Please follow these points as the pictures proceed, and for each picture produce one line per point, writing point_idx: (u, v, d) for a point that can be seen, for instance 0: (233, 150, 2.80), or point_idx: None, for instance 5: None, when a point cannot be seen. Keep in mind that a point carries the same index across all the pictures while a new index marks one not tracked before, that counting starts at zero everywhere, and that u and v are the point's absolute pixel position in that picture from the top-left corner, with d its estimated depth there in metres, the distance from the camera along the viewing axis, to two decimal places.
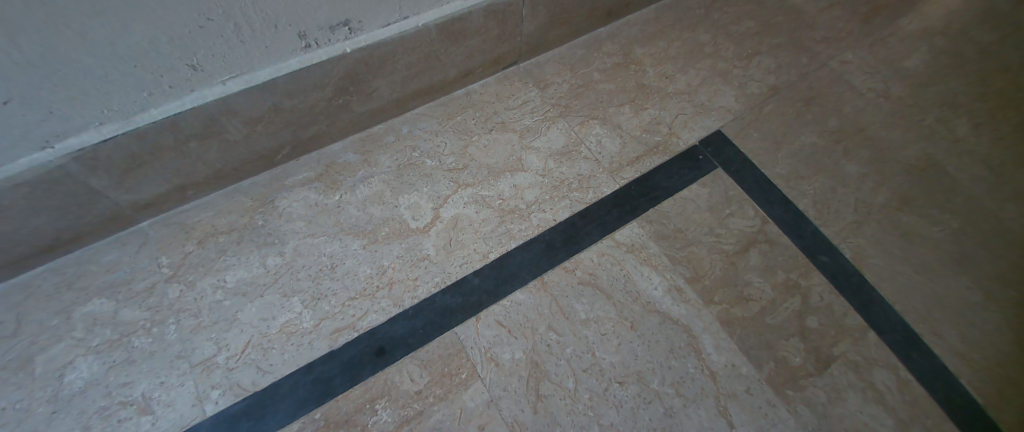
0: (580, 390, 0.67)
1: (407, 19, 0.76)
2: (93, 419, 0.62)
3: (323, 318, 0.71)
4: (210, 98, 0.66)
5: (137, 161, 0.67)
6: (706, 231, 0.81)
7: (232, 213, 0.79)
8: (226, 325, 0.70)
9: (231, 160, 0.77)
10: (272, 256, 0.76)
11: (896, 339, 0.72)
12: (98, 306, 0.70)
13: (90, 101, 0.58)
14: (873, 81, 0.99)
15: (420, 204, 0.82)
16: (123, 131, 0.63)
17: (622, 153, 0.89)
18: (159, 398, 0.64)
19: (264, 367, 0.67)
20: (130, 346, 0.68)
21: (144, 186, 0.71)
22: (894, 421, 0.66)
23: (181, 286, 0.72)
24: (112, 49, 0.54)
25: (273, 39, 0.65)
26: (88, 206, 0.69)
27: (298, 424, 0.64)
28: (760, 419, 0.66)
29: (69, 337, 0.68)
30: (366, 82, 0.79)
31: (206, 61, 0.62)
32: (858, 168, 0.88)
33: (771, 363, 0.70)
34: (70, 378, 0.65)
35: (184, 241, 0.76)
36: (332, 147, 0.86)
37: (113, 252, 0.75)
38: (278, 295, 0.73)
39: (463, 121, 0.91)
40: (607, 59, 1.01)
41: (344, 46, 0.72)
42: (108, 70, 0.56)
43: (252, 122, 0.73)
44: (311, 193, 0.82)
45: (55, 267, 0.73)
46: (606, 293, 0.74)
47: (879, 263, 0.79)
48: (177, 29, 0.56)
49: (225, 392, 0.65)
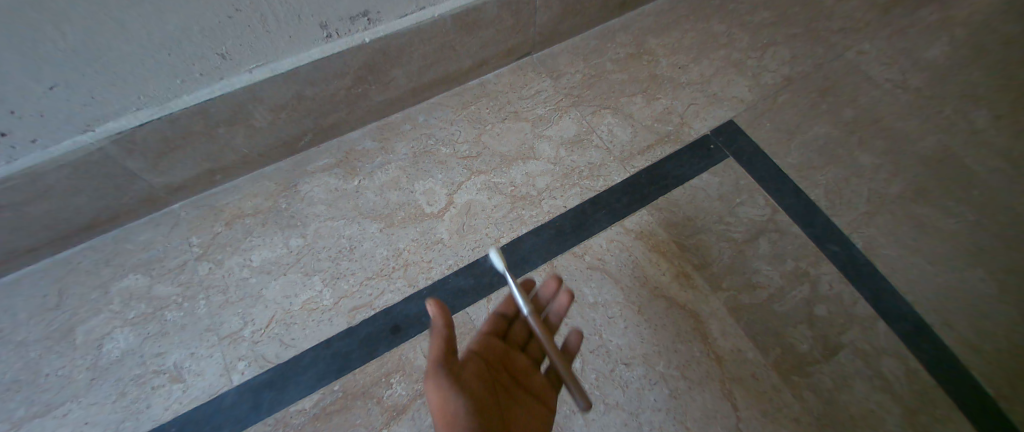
0: (587, 370, 0.69)
1: (423, 10, 0.78)
2: (129, 386, 0.67)
3: (342, 297, 0.75)
4: (238, 86, 0.69)
5: (170, 145, 0.71)
6: (716, 220, 0.82)
7: (257, 196, 0.83)
8: (251, 301, 0.74)
9: (257, 146, 0.80)
10: (295, 237, 0.79)
11: (905, 329, 0.72)
12: (133, 282, 0.75)
13: (128, 87, 0.62)
14: (891, 71, 0.97)
15: (435, 189, 0.84)
16: (158, 116, 0.67)
17: (633, 141, 0.90)
18: (189, 368, 0.69)
19: (286, 341, 0.71)
20: (164, 319, 0.72)
21: (176, 169, 0.75)
22: (901, 409, 0.67)
23: (210, 264, 0.77)
24: (149, 38, 0.58)
25: (296, 30, 0.68)
26: (125, 187, 0.73)
27: (318, 395, 0.67)
28: (764, 403, 0.67)
29: (107, 309, 0.72)
30: (383, 72, 0.82)
31: (235, 51, 0.65)
32: (872, 159, 0.87)
33: (778, 349, 0.71)
34: (108, 348, 0.70)
35: (213, 222, 0.80)
36: (352, 135, 0.90)
37: (147, 231, 0.79)
38: (300, 273, 0.76)
39: (477, 110, 0.93)
40: (620, 49, 1.01)
41: (363, 36, 0.75)
42: (145, 58, 0.60)
43: (277, 109, 0.76)
44: (331, 178, 0.85)
45: (95, 245, 0.78)
46: (614, 278, 0.76)
47: (891, 253, 0.79)
48: (208, 19, 0.59)
49: (250, 363, 0.70)
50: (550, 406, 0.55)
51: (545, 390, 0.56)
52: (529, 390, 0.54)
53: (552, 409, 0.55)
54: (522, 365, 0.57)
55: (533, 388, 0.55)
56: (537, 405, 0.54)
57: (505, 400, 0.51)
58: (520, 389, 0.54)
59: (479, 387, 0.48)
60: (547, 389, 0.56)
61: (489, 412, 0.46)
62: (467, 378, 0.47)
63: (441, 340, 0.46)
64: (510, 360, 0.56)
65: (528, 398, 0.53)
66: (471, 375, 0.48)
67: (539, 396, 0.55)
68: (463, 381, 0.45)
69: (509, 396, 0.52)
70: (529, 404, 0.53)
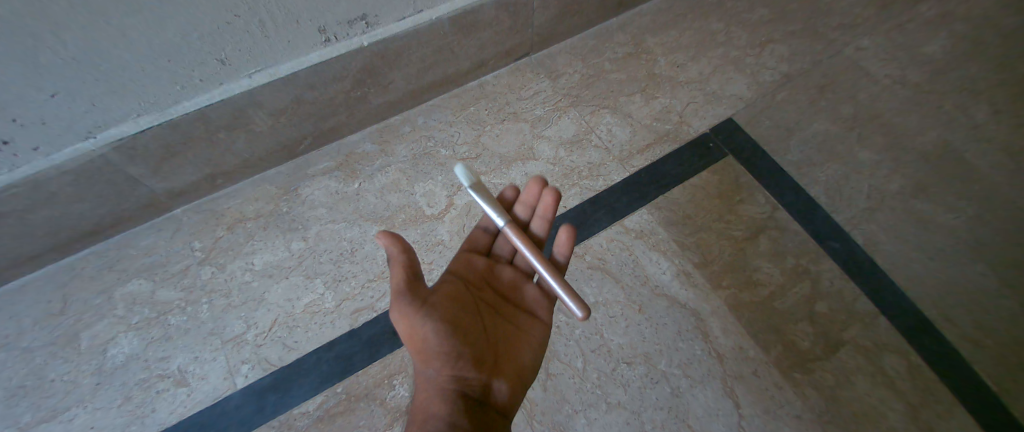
0: (588, 369, 0.69)
1: (421, 13, 0.78)
2: (134, 390, 0.68)
3: (344, 299, 0.75)
4: (238, 90, 0.70)
5: (172, 151, 0.72)
6: (716, 218, 0.82)
7: (258, 200, 0.83)
8: (254, 305, 0.74)
9: (257, 150, 0.81)
10: (296, 240, 0.80)
11: (907, 324, 0.72)
12: (136, 287, 0.75)
13: (128, 94, 0.63)
14: (890, 67, 0.97)
15: (435, 191, 0.85)
16: (159, 122, 0.67)
17: (632, 141, 0.90)
18: (193, 371, 0.69)
19: (289, 344, 0.71)
20: (167, 323, 0.73)
21: (178, 174, 0.76)
22: (903, 405, 0.67)
23: (213, 268, 0.77)
24: (149, 45, 0.58)
25: (295, 34, 0.68)
26: (127, 192, 0.74)
27: (322, 397, 0.68)
28: (766, 401, 0.67)
29: (111, 315, 0.73)
30: (382, 75, 0.82)
31: (234, 56, 0.66)
32: (872, 155, 0.87)
33: (779, 347, 0.71)
34: (112, 352, 0.70)
35: (215, 227, 0.81)
36: (352, 138, 0.90)
37: (149, 237, 0.80)
38: (302, 277, 0.77)
39: (476, 111, 0.93)
40: (618, 48, 1.02)
41: (362, 39, 0.75)
42: (145, 65, 0.60)
43: (276, 114, 0.76)
44: (332, 181, 0.85)
45: (98, 251, 0.78)
46: (615, 277, 0.76)
47: (892, 250, 0.79)
48: (207, 25, 0.59)
49: (253, 366, 0.70)
50: (538, 316, 0.58)
51: (532, 301, 0.58)
52: (515, 303, 0.58)
53: (542, 320, 0.58)
54: (507, 279, 0.59)
55: (519, 300, 0.58)
56: (523, 317, 0.57)
57: (486, 316, 0.54)
58: (505, 304, 0.57)
59: (454, 307, 0.51)
60: (532, 300, 0.58)
61: (464, 330, 0.49)
62: (439, 300, 0.50)
63: (401, 269, 0.48)
64: (494, 277, 0.59)
65: (514, 312, 0.57)
66: (445, 296, 0.51)
67: (526, 308, 0.58)
68: (433, 306, 0.48)
69: (492, 311, 0.55)
70: (514, 318, 0.56)
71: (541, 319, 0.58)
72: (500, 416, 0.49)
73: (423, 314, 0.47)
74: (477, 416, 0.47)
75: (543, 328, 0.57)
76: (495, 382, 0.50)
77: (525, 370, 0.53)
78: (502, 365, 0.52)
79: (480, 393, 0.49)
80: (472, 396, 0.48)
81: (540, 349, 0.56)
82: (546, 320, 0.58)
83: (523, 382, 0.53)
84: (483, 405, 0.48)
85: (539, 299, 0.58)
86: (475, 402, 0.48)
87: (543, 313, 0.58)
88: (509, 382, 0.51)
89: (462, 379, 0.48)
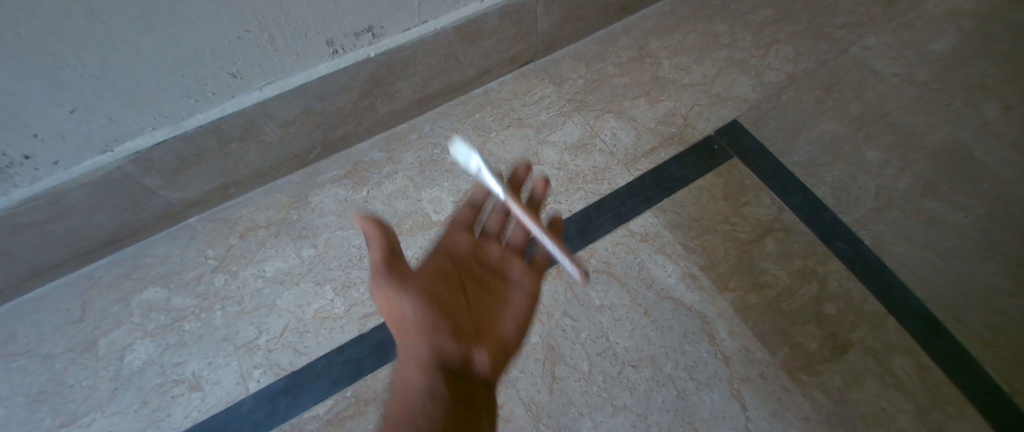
0: (594, 373, 0.70)
1: (426, 23, 0.79)
2: (150, 395, 0.70)
3: (353, 304, 0.76)
4: (249, 102, 0.72)
5: (186, 161, 0.74)
6: (722, 220, 0.82)
7: (270, 208, 0.85)
8: (266, 311, 0.76)
9: (269, 159, 0.83)
10: (306, 247, 0.81)
11: (917, 325, 0.72)
12: (153, 294, 0.77)
13: (144, 108, 0.65)
14: (897, 66, 0.97)
15: (442, 197, 0.86)
16: (173, 135, 0.69)
17: (637, 144, 0.91)
18: (207, 376, 0.71)
19: (300, 349, 0.73)
20: (182, 330, 0.75)
21: (192, 185, 0.78)
22: (914, 407, 0.66)
23: (226, 275, 0.79)
24: (163, 61, 0.60)
25: (304, 47, 0.70)
26: (144, 202, 0.76)
27: (331, 401, 0.69)
28: (774, 403, 0.67)
29: (128, 321, 0.75)
30: (389, 84, 0.84)
31: (246, 69, 0.68)
32: (879, 155, 0.87)
33: (787, 349, 0.70)
34: (130, 358, 0.72)
35: (228, 235, 0.83)
36: (360, 146, 0.91)
37: (165, 246, 0.82)
38: (312, 283, 0.78)
39: (481, 118, 0.95)
40: (621, 53, 1.02)
41: (368, 50, 0.77)
42: (160, 80, 0.62)
43: (287, 124, 0.78)
44: (341, 189, 0.87)
45: (115, 260, 0.80)
46: (620, 280, 0.77)
47: (901, 249, 0.78)
48: (218, 41, 0.61)
49: (265, 371, 0.72)
50: (524, 290, 0.59)
51: (517, 275, 0.60)
52: (503, 279, 0.59)
53: (529, 294, 0.59)
54: (495, 256, 0.61)
55: (504, 276, 0.59)
56: (508, 291, 0.58)
57: (470, 291, 0.55)
58: (491, 279, 0.58)
59: (434, 284, 0.52)
60: (519, 274, 0.60)
61: (443, 303, 0.51)
62: (419, 277, 0.52)
63: (377, 245, 0.48)
64: (480, 254, 0.60)
65: (500, 287, 0.58)
66: (426, 274, 0.53)
67: (511, 282, 0.59)
68: (411, 282, 0.50)
69: (476, 286, 0.56)
70: (499, 292, 0.57)
71: (527, 292, 0.59)
72: (484, 388, 0.47)
73: (401, 289, 0.48)
74: (459, 386, 0.44)
75: (527, 300, 0.58)
76: (477, 354, 0.49)
77: (510, 342, 0.54)
78: (484, 336, 0.52)
79: (462, 364, 0.47)
80: (453, 367, 0.46)
81: (526, 322, 0.57)
82: (531, 292, 0.59)
83: (508, 354, 0.52)
84: (465, 377, 0.46)
85: (524, 273, 0.60)
86: (458, 374, 0.46)
87: (528, 285, 0.59)
88: (492, 353, 0.51)
89: (442, 351, 0.47)
